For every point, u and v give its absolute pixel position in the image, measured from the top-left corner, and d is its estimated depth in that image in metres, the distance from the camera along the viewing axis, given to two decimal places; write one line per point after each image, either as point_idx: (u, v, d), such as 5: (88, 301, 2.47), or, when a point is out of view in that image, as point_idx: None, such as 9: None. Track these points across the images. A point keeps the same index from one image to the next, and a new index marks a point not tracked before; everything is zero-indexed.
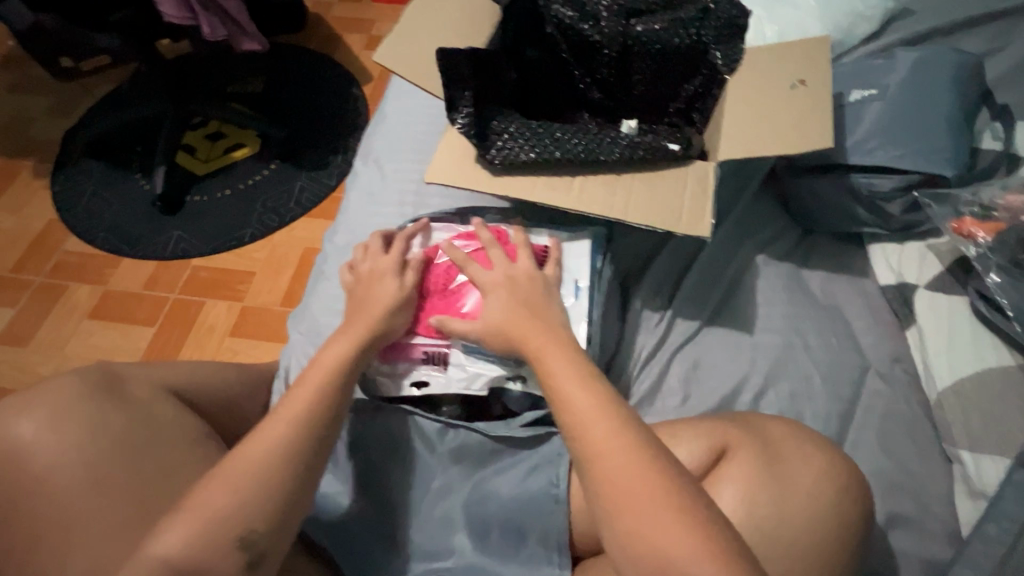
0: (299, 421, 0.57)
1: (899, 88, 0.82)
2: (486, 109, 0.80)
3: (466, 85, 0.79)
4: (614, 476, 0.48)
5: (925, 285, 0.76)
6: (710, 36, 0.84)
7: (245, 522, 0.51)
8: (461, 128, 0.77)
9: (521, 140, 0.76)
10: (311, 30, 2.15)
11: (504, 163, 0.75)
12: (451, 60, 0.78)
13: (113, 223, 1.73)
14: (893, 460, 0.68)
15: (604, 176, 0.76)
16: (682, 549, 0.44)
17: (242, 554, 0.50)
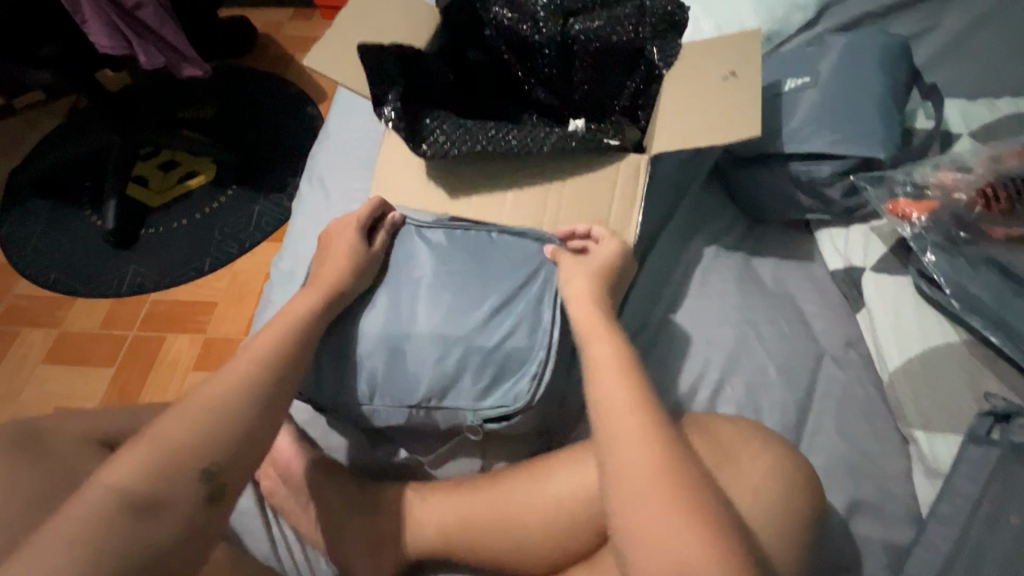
0: (262, 358, 0.57)
1: (832, 75, 0.83)
2: (417, 107, 0.80)
3: (397, 82, 0.78)
4: (630, 456, 0.48)
5: (871, 268, 0.77)
6: (647, 32, 0.85)
7: (206, 452, 0.48)
8: (390, 122, 0.77)
9: (452, 133, 0.77)
10: (261, 51, 2.12)
11: (438, 155, 0.76)
12: (377, 54, 0.77)
13: (65, 262, 1.67)
14: (852, 446, 0.67)
15: (535, 175, 0.78)
16: (694, 547, 0.43)
17: (205, 486, 0.47)
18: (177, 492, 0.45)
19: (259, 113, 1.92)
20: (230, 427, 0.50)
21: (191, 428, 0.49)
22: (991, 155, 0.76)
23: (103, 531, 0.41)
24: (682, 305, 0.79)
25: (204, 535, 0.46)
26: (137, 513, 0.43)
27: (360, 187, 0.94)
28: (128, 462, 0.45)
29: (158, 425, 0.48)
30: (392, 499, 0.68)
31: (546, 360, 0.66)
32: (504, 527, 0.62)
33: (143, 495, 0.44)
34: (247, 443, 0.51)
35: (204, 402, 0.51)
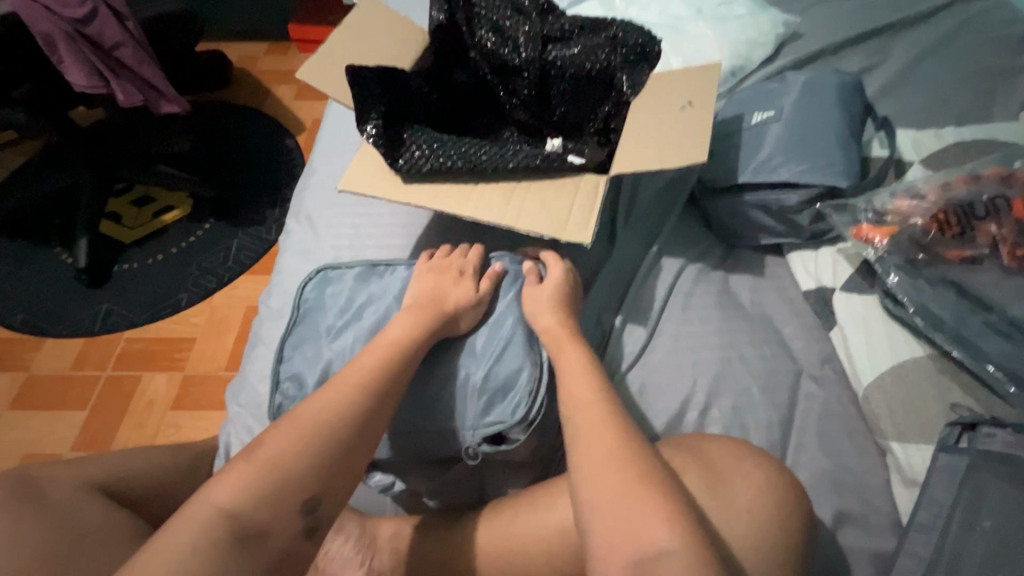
0: (366, 385, 0.59)
1: (793, 110, 0.90)
2: (396, 124, 0.80)
3: (379, 101, 0.79)
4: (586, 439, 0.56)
5: (841, 287, 0.82)
6: (619, 61, 0.90)
7: (307, 482, 0.51)
8: (371, 139, 0.77)
9: (428, 148, 0.76)
10: (238, 85, 2.13)
11: (413, 171, 0.76)
12: (361, 76, 0.79)
13: (34, 302, 1.62)
14: (834, 460, 0.71)
15: (502, 183, 0.77)
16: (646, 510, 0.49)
17: (302, 519, 0.50)
18: (279, 525, 0.49)
19: (237, 146, 1.93)
20: (331, 465, 0.53)
21: (300, 458, 0.52)
22: (941, 182, 0.83)
23: (210, 561, 0.45)
24: (667, 328, 0.83)
25: (293, 565, 0.49)
26: (243, 543, 0.47)
27: (348, 222, 0.95)
28: (236, 482, 0.49)
29: (263, 450, 0.52)
30: (391, 536, 0.68)
31: (541, 375, 0.66)
32: (505, 555, 0.63)
33: (250, 523, 0.48)
34: (342, 474, 0.53)
35: (312, 428, 0.54)
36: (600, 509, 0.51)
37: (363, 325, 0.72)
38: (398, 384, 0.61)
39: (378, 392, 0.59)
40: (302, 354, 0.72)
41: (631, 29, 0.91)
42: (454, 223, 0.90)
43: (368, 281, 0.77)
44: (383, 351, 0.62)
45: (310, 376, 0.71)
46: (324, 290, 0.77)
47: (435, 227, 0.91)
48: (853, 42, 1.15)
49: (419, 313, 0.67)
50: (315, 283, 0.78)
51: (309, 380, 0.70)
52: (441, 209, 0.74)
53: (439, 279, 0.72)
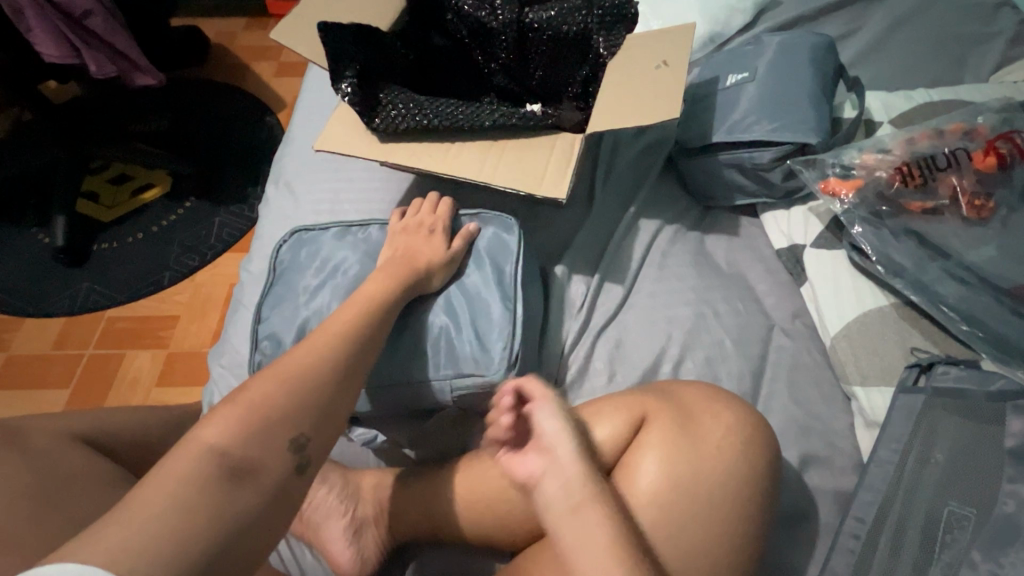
0: (346, 335, 0.59)
1: (767, 71, 0.91)
2: (372, 83, 0.80)
3: (353, 60, 0.79)
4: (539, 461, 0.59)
5: (811, 244, 0.84)
6: (595, 23, 0.91)
7: (295, 422, 0.51)
8: (346, 97, 0.76)
9: (404, 107, 0.77)
10: (216, 61, 2.09)
11: (389, 131, 0.76)
12: (335, 33, 0.78)
13: (12, 282, 1.59)
14: (801, 407, 0.74)
15: (479, 141, 0.78)
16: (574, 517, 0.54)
17: (293, 456, 0.50)
18: (268, 461, 0.49)
19: (217, 123, 1.90)
20: (317, 405, 0.53)
21: (286, 399, 0.52)
22: (906, 138, 0.85)
23: (201, 494, 0.45)
24: (643, 287, 0.85)
25: (286, 502, 0.49)
26: (233, 477, 0.47)
27: (328, 188, 0.95)
28: (224, 423, 0.49)
29: (251, 391, 0.51)
30: (373, 487, 0.70)
31: (514, 332, 0.69)
32: (484, 503, 0.65)
33: (239, 459, 0.48)
34: (330, 416, 0.54)
35: (293, 372, 0.54)
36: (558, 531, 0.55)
37: (339, 283, 0.73)
38: (377, 333, 0.62)
39: (358, 338, 0.60)
40: (280, 313, 0.73)
41: None
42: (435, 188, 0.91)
43: (345, 239, 0.77)
44: (358, 305, 0.63)
45: (289, 332, 0.71)
46: (300, 252, 0.77)
47: (415, 191, 0.91)
48: (829, 8, 1.16)
49: (395, 270, 0.68)
50: (292, 245, 0.79)
51: (287, 337, 0.71)
52: (418, 167, 0.74)
53: (412, 237, 0.73)
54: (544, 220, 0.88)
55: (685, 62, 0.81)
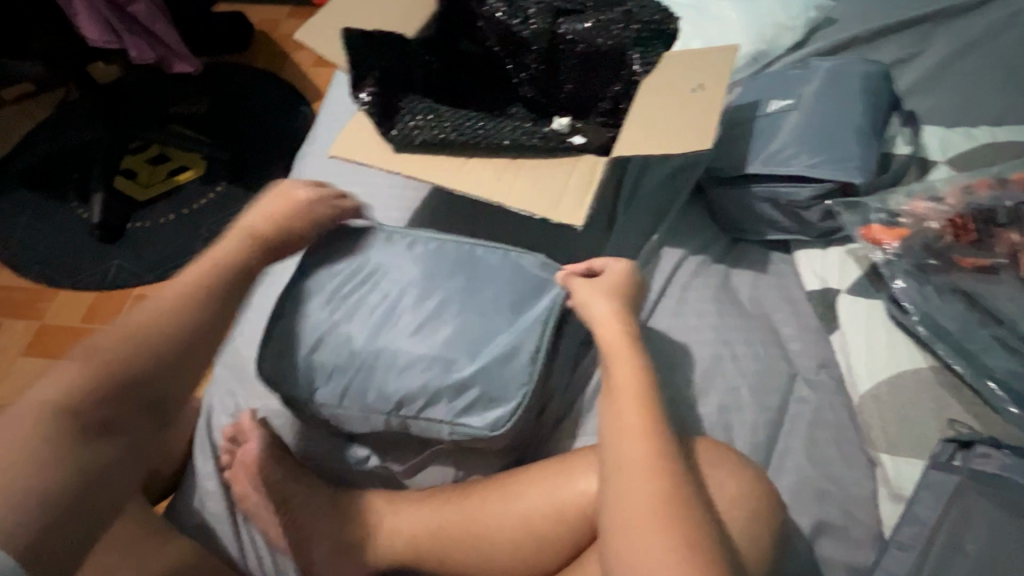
0: (197, 286, 0.63)
1: (813, 100, 0.85)
2: (393, 93, 0.78)
3: (376, 67, 0.77)
4: (627, 428, 0.56)
5: (846, 290, 0.79)
6: (631, 37, 0.88)
7: (162, 370, 0.59)
8: (365, 105, 0.74)
9: (423, 119, 0.74)
10: (257, 48, 2.11)
11: (404, 141, 0.73)
12: (361, 39, 0.77)
13: (50, 254, 1.65)
14: (821, 467, 0.68)
15: (495, 160, 0.74)
16: (649, 481, 0.52)
17: (148, 403, 0.58)
18: (119, 412, 0.56)
19: (252, 110, 1.92)
20: (178, 347, 0.60)
21: (133, 353, 0.58)
22: (963, 185, 0.78)
23: (46, 454, 0.51)
24: (658, 323, 0.80)
25: (142, 444, 0.58)
26: (80, 435, 0.53)
27: (346, 193, 0.94)
28: (54, 386, 0.55)
29: (66, 363, 0.57)
30: (362, 508, 0.68)
31: (527, 394, 0.67)
32: (472, 539, 0.63)
33: (84, 418, 0.54)
34: (192, 352, 0.61)
35: (132, 333, 0.59)
36: (615, 484, 0.54)
37: (319, 273, 0.73)
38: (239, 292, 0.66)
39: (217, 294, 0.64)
40: (294, 319, 0.71)
41: (645, 5, 0.90)
42: (453, 199, 0.89)
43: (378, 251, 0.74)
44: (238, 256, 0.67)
45: (295, 341, 0.70)
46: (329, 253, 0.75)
47: (433, 201, 0.89)
48: (888, 31, 1.09)
49: (251, 232, 0.69)
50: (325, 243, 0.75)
51: (297, 350, 0.70)
52: (432, 179, 0.71)
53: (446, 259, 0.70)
54: (561, 243, 0.84)
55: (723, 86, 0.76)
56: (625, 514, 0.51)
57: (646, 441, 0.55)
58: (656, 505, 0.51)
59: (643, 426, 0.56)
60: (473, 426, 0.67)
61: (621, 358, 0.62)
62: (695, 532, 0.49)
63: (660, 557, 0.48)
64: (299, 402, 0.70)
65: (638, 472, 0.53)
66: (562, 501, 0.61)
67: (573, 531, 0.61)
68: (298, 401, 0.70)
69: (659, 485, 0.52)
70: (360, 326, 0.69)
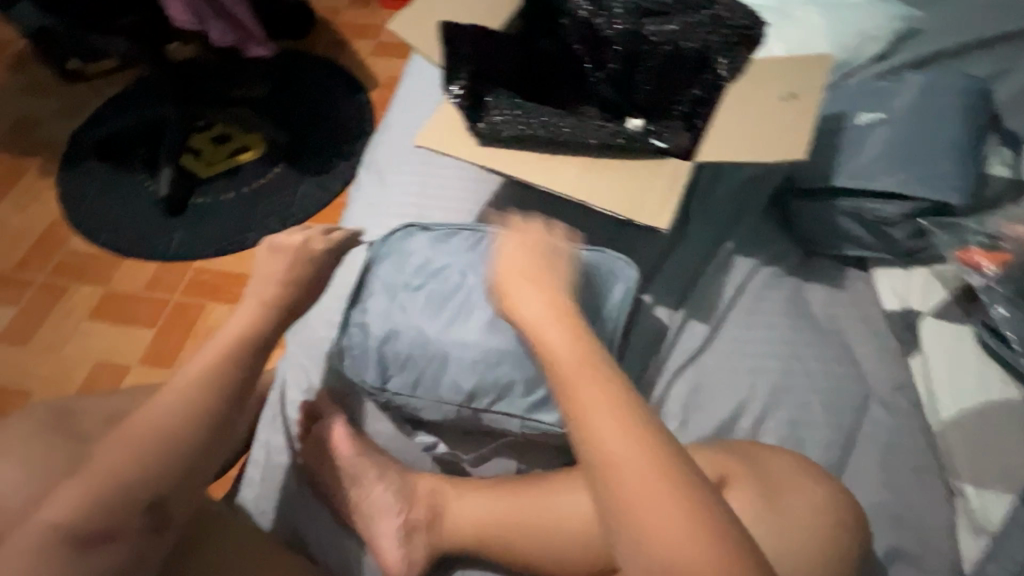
0: (209, 370, 0.60)
1: (906, 114, 0.82)
2: (482, 87, 0.79)
3: (467, 61, 0.79)
4: (573, 395, 0.49)
5: (930, 312, 0.77)
6: (718, 43, 0.87)
7: (159, 484, 0.54)
8: (455, 98, 0.76)
9: (510, 114, 0.75)
10: (319, 35, 2.16)
11: (491, 135, 0.74)
12: (456, 32, 0.79)
13: (117, 222, 1.71)
14: (896, 493, 0.67)
15: (581, 158, 0.74)
16: (648, 462, 0.44)
17: (148, 514, 0.53)
18: (124, 522, 0.52)
19: (312, 96, 1.97)
20: (177, 447, 0.55)
21: (128, 461, 0.53)
22: None
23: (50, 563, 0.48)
24: (727, 332, 0.79)
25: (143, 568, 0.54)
26: (80, 545, 0.50)
27: (417, 182, 0.95)
28: (69, 500, 0.51)
29: (98, 458, 0.53)
30: (428, 491, 0.70)
31: None
32: (540, 529, 0.64)
33: (89, 531, 0.50)
34: (202, 455, 0.57)
35: (138, 435, 0.54)
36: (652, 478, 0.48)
37: (386, 275, 0.75)
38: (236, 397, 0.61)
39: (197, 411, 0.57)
40: (374, 305, 0.74)
41: (734, 9, 0.88)
42: (524, 193, 0.89)
43: (451, 243, 0.76)
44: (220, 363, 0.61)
45: (374, 326, 0.72)
46: (403, 247, 0.77)
47: (505, 194, 0.90)
48: (975, 46, 1.06)
49: (263, 301, 0.67)
50: (398, 239, 0.78)
51: (374, 334, 0.72)
52: (517, 176, 0.72)
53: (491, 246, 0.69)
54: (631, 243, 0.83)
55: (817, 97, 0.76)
56: (608, 487, 0.45)
57: (626, 420, 0.46)
58: (666, 492, 0.43)
59: (604, 399, 0.48)
60: (544, 422, 0.68)
61: (547, 328, 0.55)
62: (706, 536, 0.41)
63: (674, 547, 0.41)
64: (371, 387, 0.72)
65: (610, 449, 0.45)
66: None
67: None
68: (373, 385, 0.72)
69: (628, 469, 0.44)
70: (438, 313, 0.71)
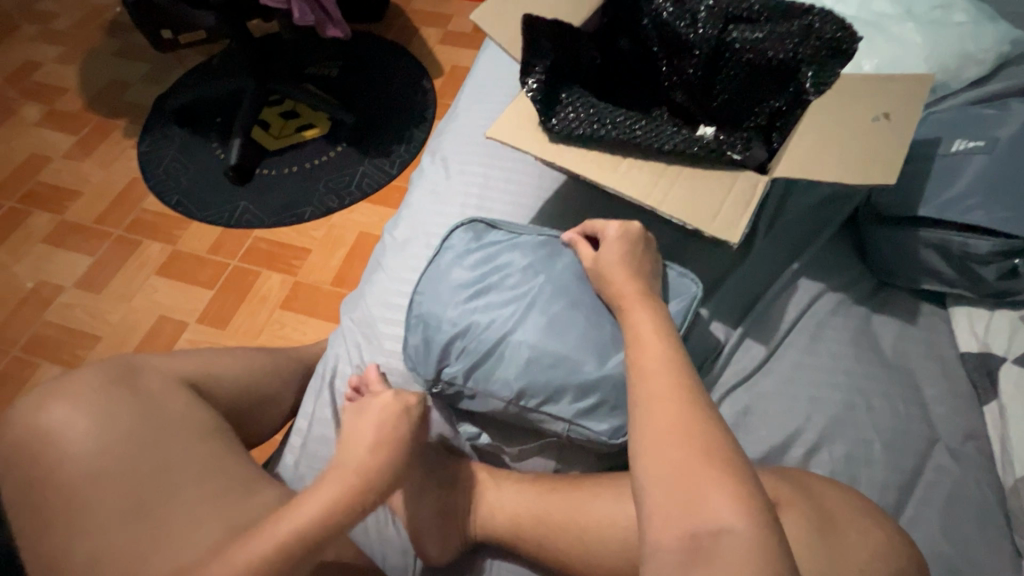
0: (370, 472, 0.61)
1: (1010, 144, 0.76)
2: (557, 83, 0.79)
3: (546, 55, 0.78)
4: (669, 436, 0.49)
5: (1015, 359, 0.71)
6: (807, 55, 0.82)
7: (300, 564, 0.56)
8: (531, 92, 0.76)
9: (583, 112, 0.74)
10: (391, 20, 2.20)
11: (563, 132, 0.74)
12: (538, 26, 0.78)
13: (189, 187, 1.80)
14: (955, 546, 0.63)
15: (652, 164, 0.73)
16: (721, 500, 0.45)
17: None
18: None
19: (380, 80, 2.01)
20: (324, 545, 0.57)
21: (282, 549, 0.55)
22: None
23: None
24: (786, 356, 0.77)
25: None
26: None
27: (481, 173, 0.96)
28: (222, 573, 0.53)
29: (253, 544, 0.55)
30: (467, 479, 0.71)
31: None
32: (576, 532, 0.63)
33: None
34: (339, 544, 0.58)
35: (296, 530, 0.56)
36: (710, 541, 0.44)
37: (451, 267, 0.76)
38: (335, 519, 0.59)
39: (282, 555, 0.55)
40: (431, 293, 0.75)
41: (828, 19, 0.83)
42: (587, 193, 0.89)
43: (517, 245, 0.77)
44: (330, 493, 0.59)
45: (430, 314, 0.74)
46: (466, 242, 0.79)
47: (567, 193, 0.90)
48: None
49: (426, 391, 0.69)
50: (462, 233, 0.80)
51: (428, 321, 0.73)
52: (585, 176, 0.72)
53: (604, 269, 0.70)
54: (694, 253, 0.81)
55: (912, 121, 0.72)
56: (675, 517, 0.46)
57: (720, 468, 0.47)
58: (742, 534, 0.43)
59: (696, 447, 0.48)
60: (590, 429, 0.68)
61: (659, 375, 0.55)
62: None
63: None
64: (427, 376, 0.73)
65: (695, 489, 0.46)
66: None
67: None
68: (422, 372, 0.73)
69: (714, 512, 0.44)
70: (494, 308, 0.72)
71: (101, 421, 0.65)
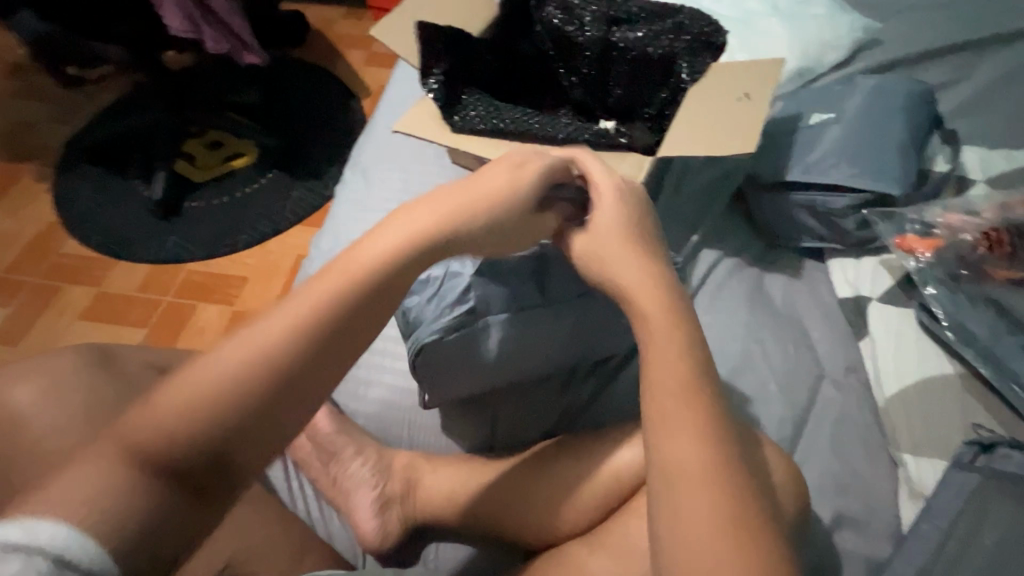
0: (302, 323, 0.49)
1: (856, 114, 0.88)
2: (457, 86, 0.85)
3: (442, 61, 0.84)
4: (691, 532, 0.48)
5: (878, 298, 0.83)
6: (681, 48, 0.92)
7: (218, 424, 0.44)
8: (430, 92, 0.82)
9: (482, 112, 0.81)
10: (312, 45, 2.22)
11: (466, 127, 0.80)
12: (428, 34, 0.84)
13: (109, 227, 1.74)
14: (843, 465, 0.71)
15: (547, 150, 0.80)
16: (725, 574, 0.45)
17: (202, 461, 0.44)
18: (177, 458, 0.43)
19: (306, 103, 2.02)
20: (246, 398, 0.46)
21: (189, 415, 0.44)
22: (1000, 204, 0.84)
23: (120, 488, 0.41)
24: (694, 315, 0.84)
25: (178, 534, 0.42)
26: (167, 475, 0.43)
27: (402, 179, 1.00)
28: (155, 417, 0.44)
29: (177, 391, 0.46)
30: (404, 467, 0.74)
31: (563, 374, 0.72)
32: (516, 502, 0.67)
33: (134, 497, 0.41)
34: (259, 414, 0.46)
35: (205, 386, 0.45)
36: None
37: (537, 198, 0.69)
38: (310, 377, 0.48)
39: (263, 404, 0.46)
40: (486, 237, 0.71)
41: (696, 17, 0.94)
42: None
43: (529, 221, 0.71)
44: (273, 343, 0.48)
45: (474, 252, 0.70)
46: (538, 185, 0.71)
47: None
48: (936, 53, 1.13)
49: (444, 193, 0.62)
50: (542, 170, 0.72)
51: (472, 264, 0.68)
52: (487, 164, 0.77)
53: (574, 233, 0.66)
54: None
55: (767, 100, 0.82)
56: None
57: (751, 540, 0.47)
58: None
59: (715, 522, 0.48)
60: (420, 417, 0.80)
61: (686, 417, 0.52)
62: None
63: None
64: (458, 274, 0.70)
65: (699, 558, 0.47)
66: (595, 471, 0.65)
67: (604, 503, 0.65)
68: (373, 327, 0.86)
69: None
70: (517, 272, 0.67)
71: (69, 405, 0.67)
